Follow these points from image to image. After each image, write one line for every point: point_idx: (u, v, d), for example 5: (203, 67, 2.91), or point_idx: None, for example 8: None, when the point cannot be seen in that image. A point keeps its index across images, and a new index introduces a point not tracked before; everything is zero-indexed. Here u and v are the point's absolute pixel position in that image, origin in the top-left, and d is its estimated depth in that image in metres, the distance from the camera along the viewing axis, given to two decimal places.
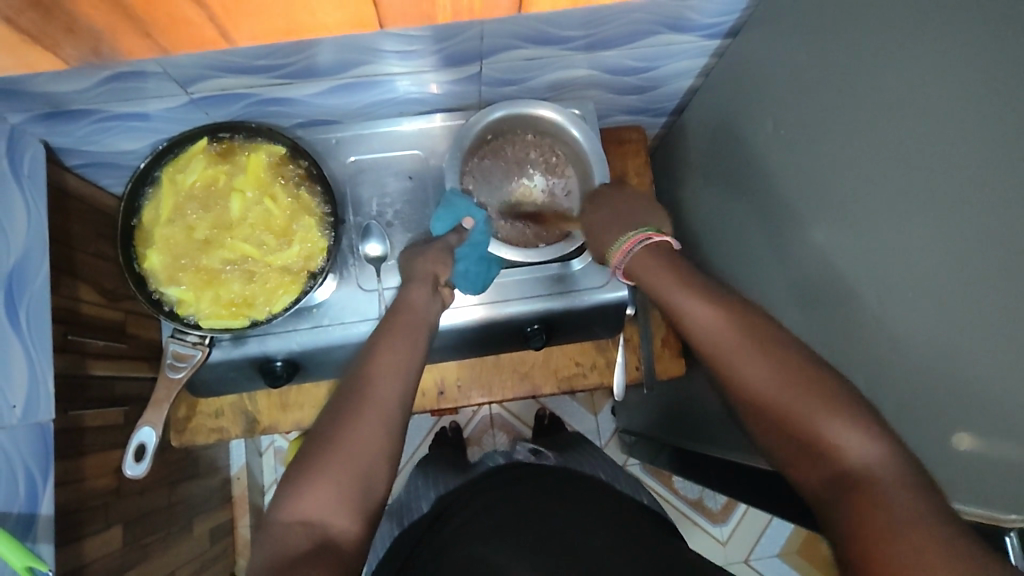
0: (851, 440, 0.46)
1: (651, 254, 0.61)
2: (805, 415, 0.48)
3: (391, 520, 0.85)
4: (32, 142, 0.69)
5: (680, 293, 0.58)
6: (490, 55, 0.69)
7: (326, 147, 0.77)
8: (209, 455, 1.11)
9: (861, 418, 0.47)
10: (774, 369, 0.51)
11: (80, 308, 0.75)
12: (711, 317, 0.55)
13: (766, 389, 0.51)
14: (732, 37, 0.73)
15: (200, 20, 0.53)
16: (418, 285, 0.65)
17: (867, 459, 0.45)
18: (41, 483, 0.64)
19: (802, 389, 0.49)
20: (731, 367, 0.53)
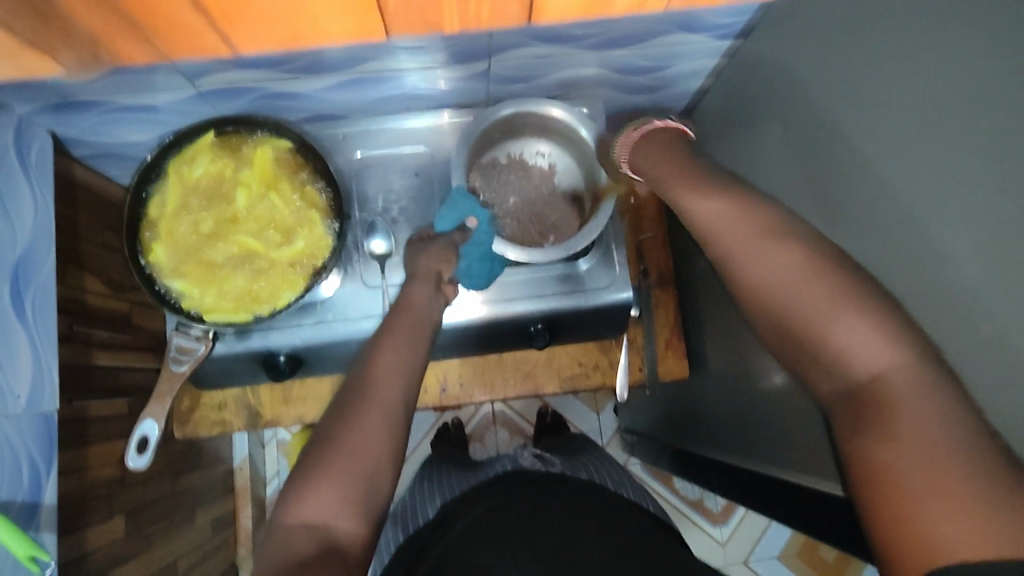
0: (865, 343, 0.43)
1: (652, 141, 0.63)
2: (817, 318, 0.45)
3: (393, 529, 0.85)
4: (41, 133, 0.69)
5: (688, 195, 0.56)
6: (499, 53, 0.68)
7: (332, 141, 0.77)
8: (213, 446, 1.12)
9: (873, 319, 0.43)
10: (783, 268, 0.48)
11: (86, 299, 0.76)
12: (725, 213, 0.52)
13: (781, 287, 0.48)
14: (744, 37, 0.72)
15: (200, 26, 0.53)
16: (420, 283, 0.65)
17: (879, 362, 0.42)
18: (44, 472, 0.64)
19: (818, 285, 0.46)
20: (739, 265, 0.51)
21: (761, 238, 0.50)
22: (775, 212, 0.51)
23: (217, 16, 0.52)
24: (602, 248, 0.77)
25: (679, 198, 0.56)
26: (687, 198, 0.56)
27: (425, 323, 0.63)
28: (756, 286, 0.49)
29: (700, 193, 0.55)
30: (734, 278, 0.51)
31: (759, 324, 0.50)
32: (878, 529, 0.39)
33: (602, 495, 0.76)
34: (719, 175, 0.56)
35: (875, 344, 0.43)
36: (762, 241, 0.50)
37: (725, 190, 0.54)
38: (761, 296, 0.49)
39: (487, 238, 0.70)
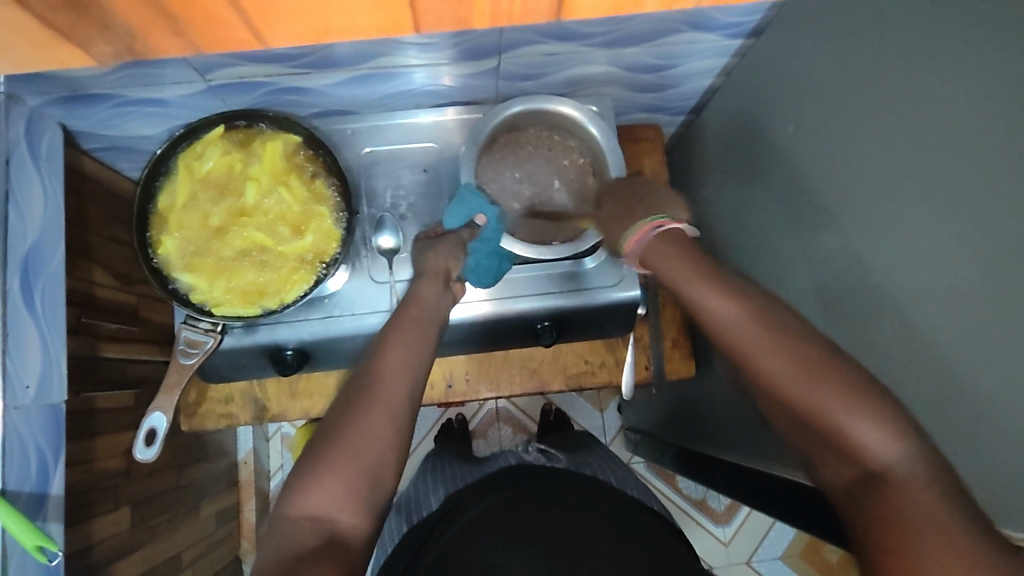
0: (874, 443, 0.45)
1: (666, 241, 0.60)
2: (827, 416, 0.47)
3: (398, 518, 0.85)
4: (51, 125, 0.70)
5: (699, 288, 0.56)
6: (509, 50, 0.68)
7: (341, 137, 0.77)
8: (217, 440, 1.13)
9: (882, 416, 0.45)
10: (793, 367, 0.49)
11: (95, 292, 0.76)
12: (731, 313, 0.54)
13: (792, 385, 0.49)
14: (755, 37, 0.72)
15: None
16: (428, 280, 0.66)
17: (893, 460, 0.44)
18: (52, 463, 0.64)
19: (825, 387, 0.48)
20: (752, 362, 0.52)
21: (767, 343, 0.51)
22: (777, 314, 0.53)
23: None
24: (610, 246, 0.77)
25: (690, 290, 0.57)
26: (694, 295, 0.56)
27: (433, 319, 0.63)
28: (764, 385, 0.51)
29: (712, 284, 0.56)
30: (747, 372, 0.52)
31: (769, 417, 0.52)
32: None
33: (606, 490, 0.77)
34: (720, 270, 0.57)
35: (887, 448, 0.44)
36: (770, 342, 0.51)
37: (732, 285, 0.56)
38: (771, 394, 0.51)
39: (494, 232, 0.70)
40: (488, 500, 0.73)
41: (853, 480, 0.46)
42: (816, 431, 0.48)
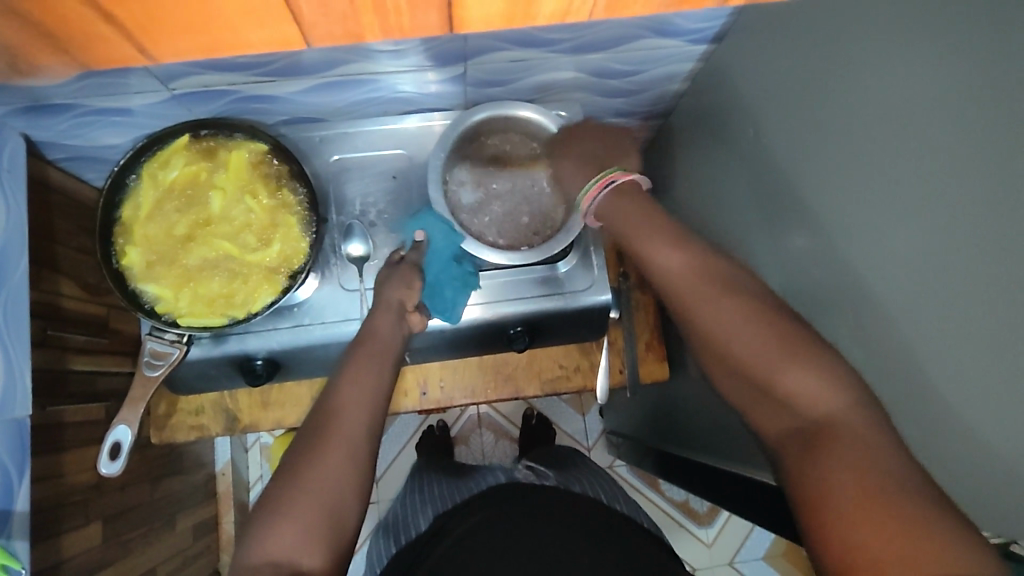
0: (810, 385, 0.47)
1: (617, 197, 0.63)
2: (765, 361, 0.49)
3: (386, 541, 0.84)
4: (13, 136, 0.69)
5: (652, 243, 0.58)
6: (475, 56, 0.68)
7: (310, 145, 0.77)
8: (193, 451, 1.11)
9: (818, 362, 0.48)
10: (733, 317, 0.52)
11: (61, 304, 0.75)
12: (679, 264, 0.57)
13: (729, 332, 0.52)
14: (719, 42, 0.73)
15: (113, 37, 0.49)
16: (383, 313, 0.66)
17: (821, 404, 0.46)
18: (17, 479, 0.63)
19: (759, 334, 0.51)
20: (695, 313, 0.54)
21: (707, 290, 0.54)
22: (726, 269, 0.55)
23: (135, 31, 0.49)
24: (581, 250, 0.77)
25: (643, 246, 0.59)
26: (643, 251, 0.59)
27: (392, 348, 0.63)
28: (703, 334, 0.54)
29: (666, 238, 0.58)
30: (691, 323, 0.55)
31: (709, 363, 0.54)
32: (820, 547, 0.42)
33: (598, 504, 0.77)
34: (681, 230, 0.59)
35: (823, 391, 0.46)
36: (712, 294, 0.54)
37: (686, 240, 0.58)
38: (719, 348, 0.53)
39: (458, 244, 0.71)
40: (486, 510, 0.73)
41: (786, 424, 0.48)
42: (755, 378, 0.50)
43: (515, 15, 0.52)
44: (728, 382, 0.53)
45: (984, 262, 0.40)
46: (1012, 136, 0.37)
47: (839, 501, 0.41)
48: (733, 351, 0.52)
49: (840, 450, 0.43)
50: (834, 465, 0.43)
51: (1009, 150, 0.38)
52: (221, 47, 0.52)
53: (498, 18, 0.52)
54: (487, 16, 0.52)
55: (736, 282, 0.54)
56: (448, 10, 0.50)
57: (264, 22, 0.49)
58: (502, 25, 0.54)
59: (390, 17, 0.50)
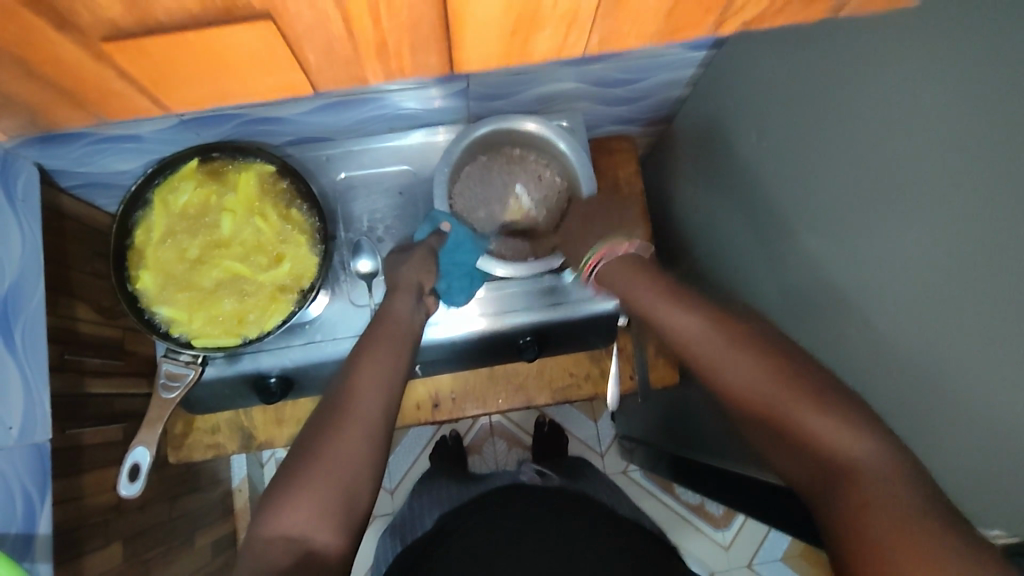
0: (824, 429, 0.47)
1: (618, 264, 0.70)
2: (783, 407, 0.50)
3: (393, 539, 0.85)
4: (26, 166, 0.70)
5: (662, 310, 0.64)
6: (477, 72, 0.69)
7: (316, 163, 0.78)
8: (209, 469, 1.12)
9: (836, 406, 0.48)
10: (749, 371, 0.54)
11: (77, 328, 0.76)
12: (694, 327, 0.60)
13: (749, 389, 0.53)
14: (717, 48, 0.73)
15: (126, 91, 0.49)
16: (402, 295, 0.67)
17: (840, 447, 0.46)
18: (38, 501, 0.64)
19: (776, 381, 0.52)
20: (715, 372, 0.57)
21: (727, 346, 0.57)
22: (745, 327, 0.57)
23: (145, 83, 0.48)
24: None
25: (654, 311, 0.64)
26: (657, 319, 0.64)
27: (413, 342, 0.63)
28: (724, 387, 0.56)
29: (673, 305, 0.64)
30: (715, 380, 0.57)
31: (741, 424, 0.55)
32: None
33: (603, 510, 0.77)
34: (693, 295, 0.64)
35: (842, 433, 0.46)
36: (731, 351, 0.56)
37: (694, 305, 0.63)
38: (741, 402, 0.54)
39: (474, 262, 0.72)
40: (471, 519, 0.74)
41: (814, 470, 0.48)
42: (781, 429, 0.50)
43: (512, 54, 0.52)
44: (755, 430, 0.53)
45: (986, 256, 0.40)
46: (1011, 135, 0.38)
47: (866, 541, 0.41)
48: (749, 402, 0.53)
49: (863, 490, 0.43)
50: (863, 503, 0.43)
51: (1006, 145, 0.38)
52: (233, 94, 0.52)
53: (496, 57, 0.52)
54: (486, 57, 0.52)
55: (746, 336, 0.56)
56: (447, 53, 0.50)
57: (270, 69, 0.49)
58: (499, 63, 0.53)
59: (393, 61, 0.50)
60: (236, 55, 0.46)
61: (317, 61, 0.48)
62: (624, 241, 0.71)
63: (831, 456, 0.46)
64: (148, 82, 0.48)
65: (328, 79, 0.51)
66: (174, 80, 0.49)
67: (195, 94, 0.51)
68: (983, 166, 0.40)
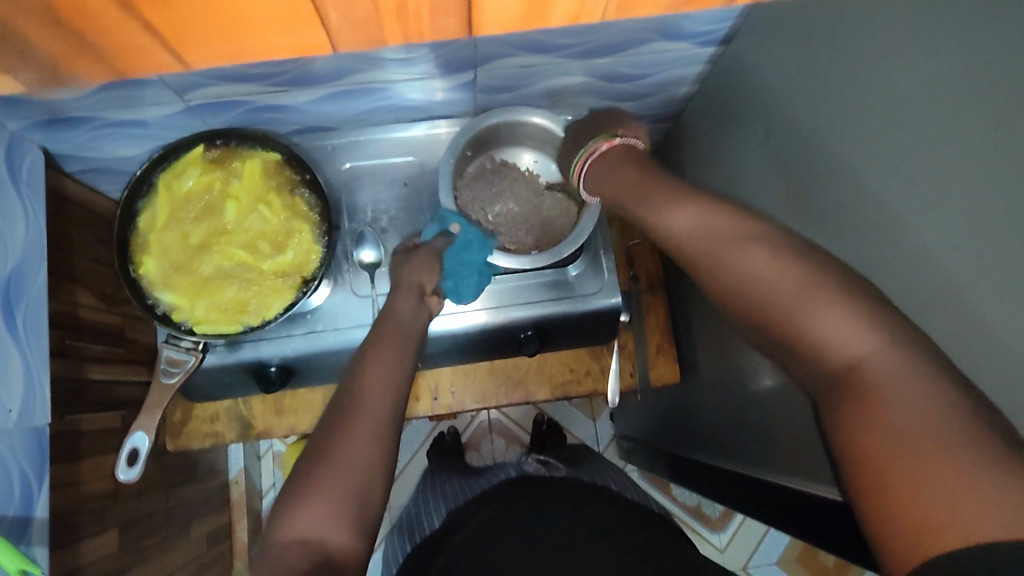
0: (836, 328, 0.40)
1: (605, 164, 0.62)
2: (790, 307, 0.43)
3: (399, 538, 0.85)
4: (31, 149, 0.70)
5: (659, 205, 0.53)
6: (484, 63, 0.69)
7: (322, 153, 0.78)
8: (207, 459, 1.12)
9: (850, 302, 0.41)
10: (751, 263, 0.46)
11: (78, 313, 0.76)
12: (699, 218, 0.50)
13: (750, 283, 0.45)
14: (725, 44, 0.73)
15: (153, 47, 0.50)
16: (403, 296, 0.66)
17: (857, 349, 0.39)
18: (36, 486, 0.64)
19: (782, 273, 0.44)
20: (714, 265, 0.48)
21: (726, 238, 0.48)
22: (741, 216, 0.48)
23: (170, 39, 0.50)
24: (590, 253, 0.77)
25: (652, 209, 0.54)
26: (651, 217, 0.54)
27: (414, 334, 0.63)
28: (725, 282, 0.47)
29: (670, 198, 0.53)
30: (711, 279, 0.48)
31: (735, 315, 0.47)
32: (871, 513, 0.36)
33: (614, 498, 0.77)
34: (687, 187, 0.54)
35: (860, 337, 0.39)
36: (730, 242, 0.47)
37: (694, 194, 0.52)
38: (743, 297, 0.46)
39: (482, 260, 0.70)
40: (490, 509, 0.74)
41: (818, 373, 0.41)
42: (782, 327, 0.43)
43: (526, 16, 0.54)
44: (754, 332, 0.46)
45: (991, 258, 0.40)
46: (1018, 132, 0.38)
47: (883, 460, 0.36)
48: (753, 300, 0.45)
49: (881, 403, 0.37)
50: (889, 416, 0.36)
51: (1011, 146, 0.38)
52: (252, 54, 0.53)
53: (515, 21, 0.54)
54: (500, 19, 0.53)
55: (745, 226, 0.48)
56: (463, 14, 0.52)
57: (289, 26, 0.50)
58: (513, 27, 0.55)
59: (411, 23, 0.52)
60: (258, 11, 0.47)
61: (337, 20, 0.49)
62: (606, 140, 0.63)
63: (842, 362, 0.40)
64: (169, 42, 0.50)
65: (346, 40, 0.52)
66: (192, 36, 0.50)
67: (227, 57, 0.54)
68: None
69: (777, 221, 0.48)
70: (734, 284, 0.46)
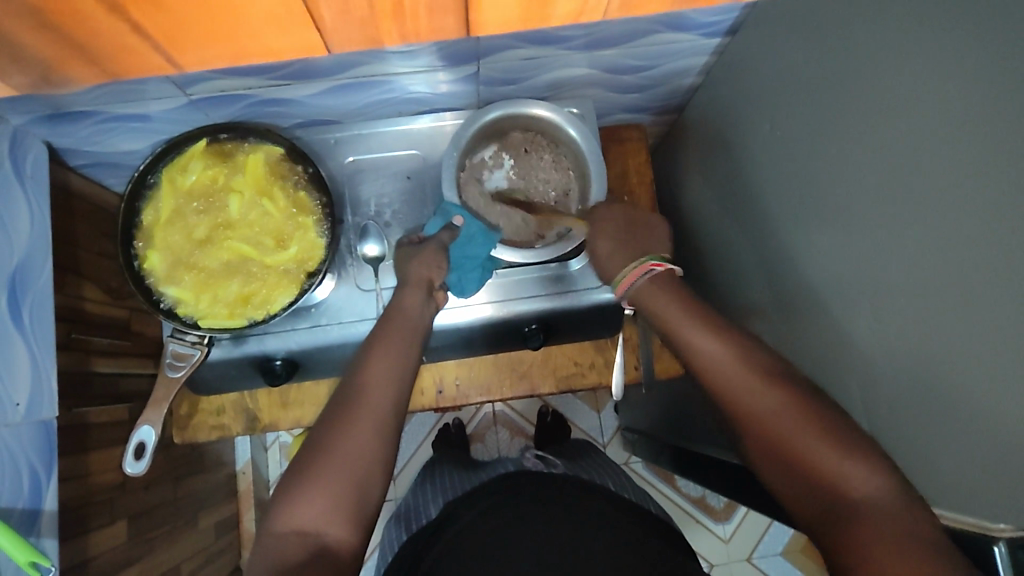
0: (845, 471, 0.46)
1: (657, 285, 0.62)
2: (805, 448, 0.49)
3: (397, 528, 0.86)
4: (35, 143, 0.70)
5: (687, 328, 0.59)
6: (488, 55, 0.69)
7: (325, 147, 0.78)
8: (214, 451, 1.13)
9: (858, 451, 0.47)
10: (768, 402, 0.52)
11: (84, 307, 0.76)
12: (714, 351, 0.56)
13: (767, 420, 0.51)
14: (731, 35, 0.72)
15: (147, 49, 0.55)
16: (411, 289, 0.65)
17: (863, 491, 0.45)
18: (45, 479, 0.65)
19: (796, 418, 0.50)
20: (731, 399, 0.54)
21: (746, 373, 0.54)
22: (761, 355, 0.55)
23: (162, 39, 0.54)
24: None
25: (677, 331, 0.59)
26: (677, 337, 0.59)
27: (417, 328, 0.63)
28: (744, 415, 0.53)
29: (699, 324, 0.59)
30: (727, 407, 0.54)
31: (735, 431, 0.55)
32: None
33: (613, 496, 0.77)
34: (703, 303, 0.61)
35: (848, 466, 0.46)
36: (751, 380, 0.54)
37: (718, 327, 0.58)
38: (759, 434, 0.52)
39: (486, 254, 0.70)
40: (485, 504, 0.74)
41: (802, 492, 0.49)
42: (776, 449, 0.51)
43: (526, 17, 0.60)
44: (765, 465, 0.51)
45: (998, 252, 0.39)
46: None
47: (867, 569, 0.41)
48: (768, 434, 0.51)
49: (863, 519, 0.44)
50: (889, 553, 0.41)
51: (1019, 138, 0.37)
52: (249, 55, 0.59)
53: (517, 19, 0.60)
54: (497, 20, 0.59)
55: (763, 365, 0.54)
56: (464, 13, 0.57)
57: (292, 33, 0.56)
58: (516, 26, 0.61)
59: (409, 23, 0.57)
60: (245, 12, 0.52)
61: (328, 17, 0.54)
62: (657, 261, 0.63)
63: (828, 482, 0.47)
64: (176, 40, 0.54)
65: (343, 41, 0.58)
66: (182, 37, 0.54)
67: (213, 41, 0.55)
68: (998, 156, 0.39)
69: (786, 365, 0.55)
70: (752, 422, 0.52)
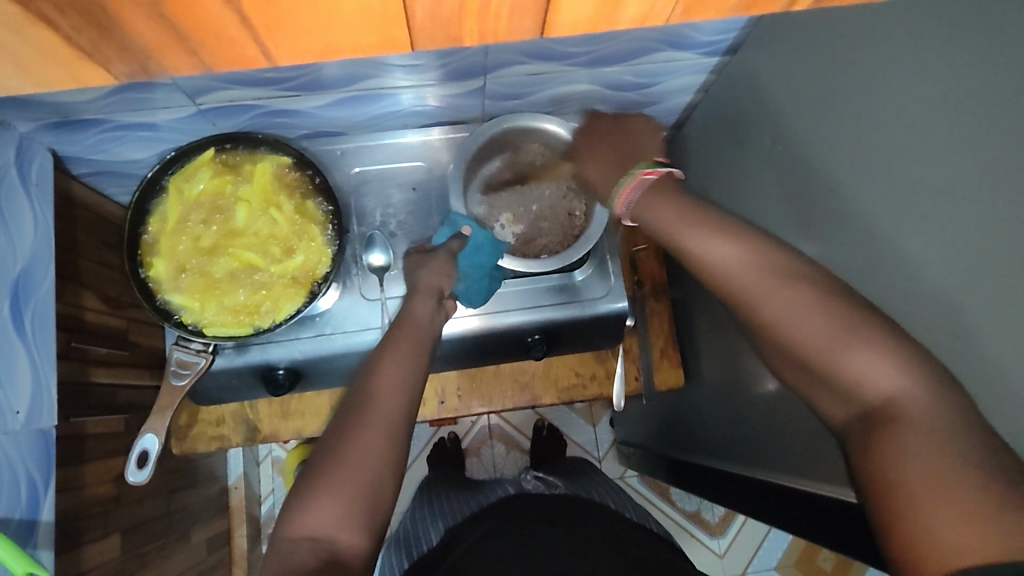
0: (869, 367, 0.45)
1: (656, 194, 0.58)
2: (827, 349, 0.47)
3: (398, 553, 0.84)
4: (41, 151, 0.70)
5: (692, 233, 0.54)
6: (495, 70, 0.70)
7: (330, 158, 0.79)
8: (207, 464, 1.11)
9: (885, 343, 0.45)
10: (791, 302, 0.49)
11: (84, 316, 0.76)
12: (727, 253, 0.53)
13: (788, 323, 0.49)
14: (730, 54, 0.74)
15: None
16: (422, 297, 0.65)
17: (887, 386, 0.44)
18: (43, 489, 0.64)
19: (819, 317, 0.48)
20: (751, 303, 0.51)
21: (766, 275, 0.51)
22: (776, 251, 0.52)
23: None
24: (597, 259, 0.78)
25: (683, 240, 0.55)
26: (681, 245, 0.55)
27: (427, 336, 0.63)
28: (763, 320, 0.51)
29: (705, 229, 0.54)
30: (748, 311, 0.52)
31: (768, 345, 0.52)
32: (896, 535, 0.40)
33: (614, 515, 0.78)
34: (718, 214, 0.55)
35: (871, 366, 0.45)
36: (775, 280, 0.50)
37: (727, 226, 0.54)
38: (785, 334, 0.49)
39: (493, 263, 0.71)
40: (490, 527, 0.73)
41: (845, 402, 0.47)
42: (816, 365, 0.48)
43: None
44: (786, 360, 0.50)
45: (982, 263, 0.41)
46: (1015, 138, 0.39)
47: (905, 489, 0.40)
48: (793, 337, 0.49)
49: (902, 439, 0.41)
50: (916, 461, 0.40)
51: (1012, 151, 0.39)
52: None
53: None
54: None
55: (780, 265, 0.51)
56: None
57: None
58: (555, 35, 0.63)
59: None
60: None
61: None
62: (647, 169, 0.60)
63: (869, 398, 0.45)
64: None
65: None
66: None
67: None
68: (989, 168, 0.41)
69: (802, 257, 0.51)
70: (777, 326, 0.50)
